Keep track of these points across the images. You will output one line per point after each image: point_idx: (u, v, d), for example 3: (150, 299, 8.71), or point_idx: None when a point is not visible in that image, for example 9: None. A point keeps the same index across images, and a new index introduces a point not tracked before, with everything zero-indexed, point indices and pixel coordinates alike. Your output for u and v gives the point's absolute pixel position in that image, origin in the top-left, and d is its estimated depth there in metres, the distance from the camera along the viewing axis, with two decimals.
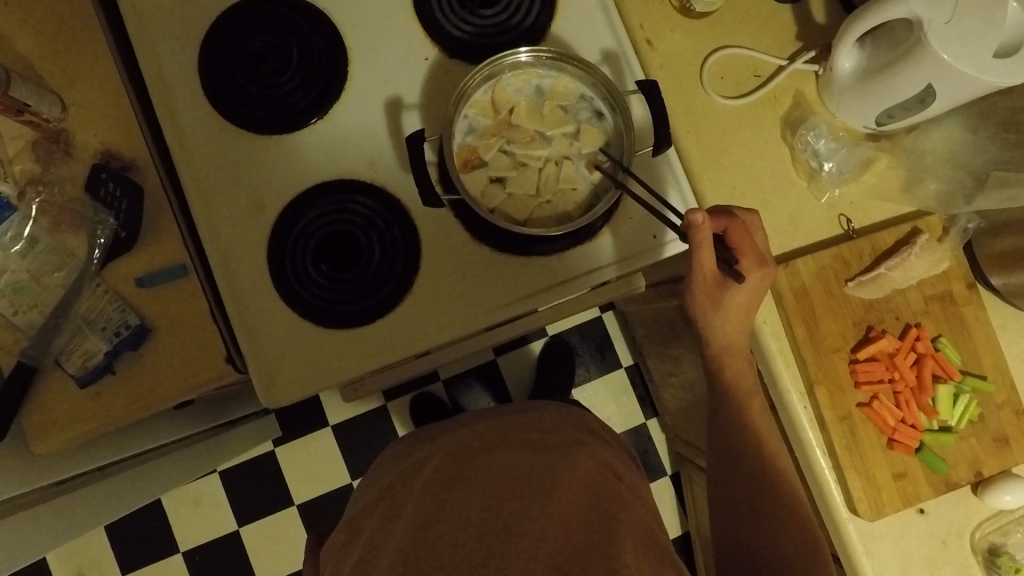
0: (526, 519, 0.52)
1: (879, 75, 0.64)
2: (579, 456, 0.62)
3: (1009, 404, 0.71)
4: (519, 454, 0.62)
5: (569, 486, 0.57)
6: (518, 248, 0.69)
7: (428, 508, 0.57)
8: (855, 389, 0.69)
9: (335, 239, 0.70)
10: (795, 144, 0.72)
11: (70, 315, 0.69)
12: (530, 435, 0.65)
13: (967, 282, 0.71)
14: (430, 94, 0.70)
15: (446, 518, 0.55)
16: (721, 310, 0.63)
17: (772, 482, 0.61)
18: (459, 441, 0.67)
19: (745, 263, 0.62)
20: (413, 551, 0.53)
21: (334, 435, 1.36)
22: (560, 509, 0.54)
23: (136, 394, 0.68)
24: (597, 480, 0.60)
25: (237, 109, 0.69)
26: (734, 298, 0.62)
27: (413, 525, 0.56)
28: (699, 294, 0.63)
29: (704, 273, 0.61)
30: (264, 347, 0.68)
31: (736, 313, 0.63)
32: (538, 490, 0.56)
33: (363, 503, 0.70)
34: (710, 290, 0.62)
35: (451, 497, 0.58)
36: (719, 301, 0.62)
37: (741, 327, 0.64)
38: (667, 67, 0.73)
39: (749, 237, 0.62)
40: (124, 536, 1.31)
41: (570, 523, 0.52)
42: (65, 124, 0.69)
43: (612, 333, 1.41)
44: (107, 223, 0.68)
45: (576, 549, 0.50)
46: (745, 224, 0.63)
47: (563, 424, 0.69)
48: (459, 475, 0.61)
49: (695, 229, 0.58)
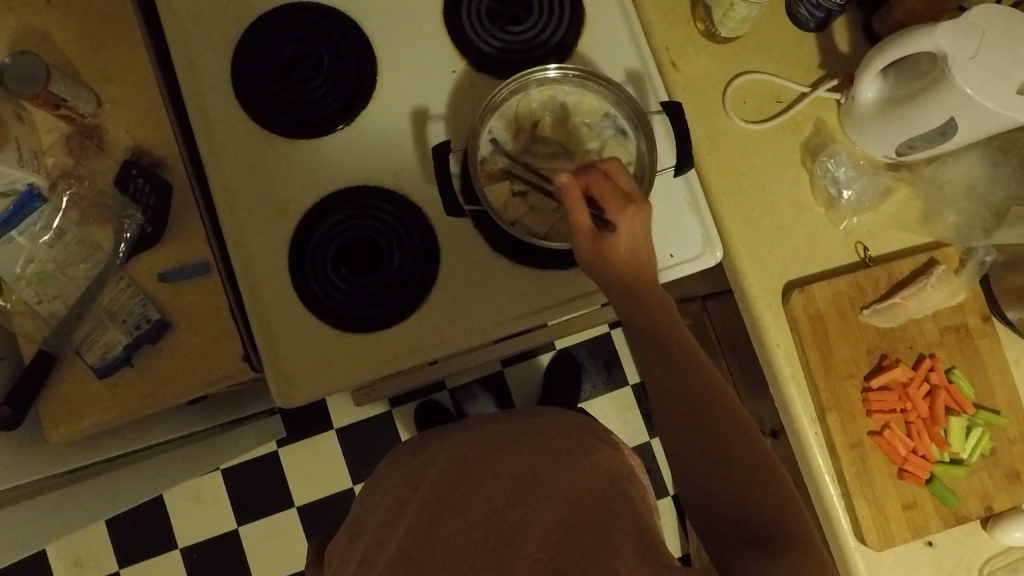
0: (530, 523, 0.52)
1: (902, 106, 0.65)
2: (585, 461, 0.62)
3: (1021, 439, 0.70)
4: (524, 457, 0.62)
5: (574, 493, 0.57)
6: (536, 261, 0.70)
7: (432, 509, 0.57)
8: (867, 417, 0.69)
9: (355, 243, 0.71)
10: (815, 170, 0.72)
11: (92, 307, 0.69)
12: (535, 441, 0.65)
13: (982, 315, 0.71)
14: (456, 106, 0.71)
15: (449, 519, 0.55)
16: (609, 264, 0.57)
17: (735, 435, 0.49)
18: (465, 443, 0.67)
19: (614, 210, 0.57)
20: (416, 553, 0.53)
21: (338, 439, 1.36)
22: (564, 513, 0.54)
23: (151, 388, 0.69)
24: (601, 485, 0.60)
25: (267, 112, 0.70)
26: (614, 250, 0.57)
27: (417, 525, 0.56)
28: (585, 255, 0.58)
29: (579, 230, 0.57)
30: (279, 345, 0.68)
31: (626, 264, 0.57)
32: (542, 494, 0.56)
33: (368, 502, 0.70)
34: (590, 249, 0.58)
35: (456, 499, 0.58)
36: (604, 256, 0.57)
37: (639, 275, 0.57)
38: (691, 90, 0.74)
39: (611, 181, 0.57)
40: (124, 530, 1.31)
41: (573, 527, 0.52)
42: (99, 120, 0.71)
43: (621, 349, 1.42)
44: (135, 217, 0.69)
45: (578, 551, 0.50)
46: (605, 172, 0.58)
47: (567, 429, 0.69)
48: (464, 477, 0.61)
49: (564, 190, 0.57)
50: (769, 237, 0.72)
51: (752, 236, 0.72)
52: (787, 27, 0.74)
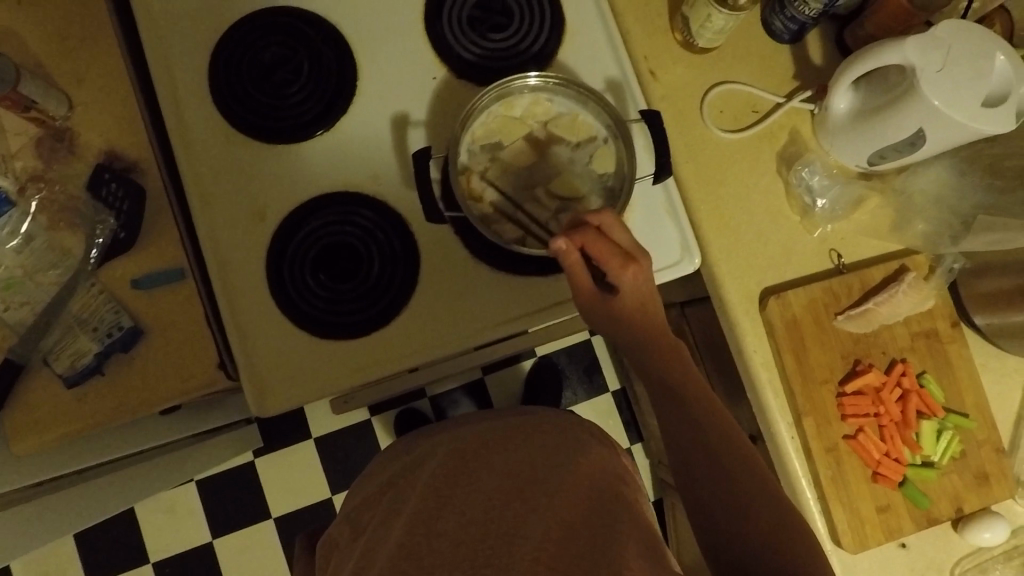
0: (529, 522, 0.51)
1: (874, 117, 0.66)
2: (583, 454, 0.60)
3: (989, 442, 0.72)
4: (523, 451, 0.60)
5: (573, 487, 0.55)
6: (516, 267, 0.70)
7: (429, 504, 0.56)
8: (841, 421, 0.70)
9: (334, 250, 0.70)
10: (790, 179, 0.74)
11: (61, 314, 0.66)
12: (532, 431, 0.63)
13: (951, 320, 0.73)
14: (436, 112, 0.71)
15: (448, 514, 0.54)
16: (618, 321, 0.59)
17: None
18: (460, 436, 0.65)
19: (611, 269, 0.57)
20: (415, 549, 0.52)
21: (317, 447, 1.34)
22: (564, 509, 0.53)
23: (123, 398, 0.66)
24: (598, 476, 0.58)
25: (244, 117, 0.69)
26: (624, 307, 0.58)
27: (415, 520, 0.55)
28: (591, 312, 0.60)
29: (581, 290, 0.59)
30: (257, 353, 0.68)
31: (635, 316, 0.58)
32: (542, 490, 0.54)
33: (366, 493, 0.69)
34: (596, 306, 0.59)
35: (454, 492, 0.57)
36: (609, 314, 0.59)
37: (652, 327, 0.59)
38: (668, 98, 0.75)
39: (608, 245, 0.57)
40: (93, 544, 1.27)
41: (570, 525, 0.51)
42: (70, 123, 0.68)
43: (602, 356, 1.42)
44: (107, 222, 0.66)
45: (580, 551, 0.49)
46: (601, 232, 0.57)
47: (565, 419, 0.67)
48: (460, 469, 0.59)
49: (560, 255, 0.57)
50: (746, 244, 0.73)
51: (730, 243, 0.73)
52: (761, 38, 0.76)
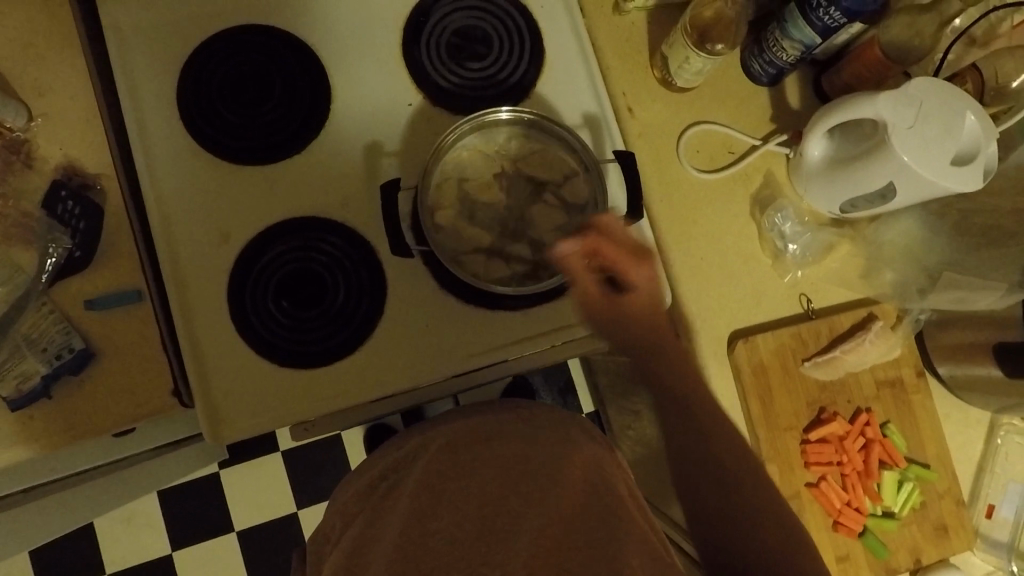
0: (525, 519, 0.48)
1: (847, 166, 0.66)
2: (576, 451, 0.57)
3: (949, 493, 0.72)
4: (518, 445, 0.57)
5: (572, 483, 0.53)
6: (485, 301, 0.69)
7: (421, 502, 0.53)
8: (804, 469, 0.70)
9: (299, 276, 0.68)
10: (763, 223, 0.74)
11: (8, 333, 0.63)
12: (527, 427, 0.61)
13: (916, 369, 0.73)
14: (409, 140, 0.70)
15: (442, 512, 0.51)
16: (624, 325, 0.55)
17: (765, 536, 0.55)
18: (451, 427, 0.61)
19: (624, 272, 0.53)
20: (409, 549, 0.49)
21: (283, 461, 1.32)
22: (560, 506, 0.50)
23: (71, 422, 0.64)
24: (596, 469, 0.56)
25: (213, 136, 0.68)
26: (635, 310, 0.54)
27: (408, 519, 0.52)
28: (594, 319, 0.56)
29: (588, 298, 0.55)
30: (216, 379, 0.66)
31: (639, 324, 0.55)
32: (536, 486, 0.52)
33: (354, 491, 0.65)
34: (606, 314, 0.55)
35: (447, 488, 0.54)
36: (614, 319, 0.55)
37: (655, 333, 0.55)
38: (645, 136, 0.74)
39: (620, 246, 0.53)
40: (46, 554, 1.23)
41: (568, 522, 0.48)
42: (29, 135, 0.65)
43: (577, 378, 1.42)
44: (61, 241, 0.64)
45: (579, 546, 0.46)
46: (605, 230, 0.53)
47: (558, 416, 0.65)
48: (454, 464, 0.56)
49: (567, 259, 0.54)
50: (718, 285, 0.73)
51: (702, 284, 0.72)
52: (740, 80, 0.76)
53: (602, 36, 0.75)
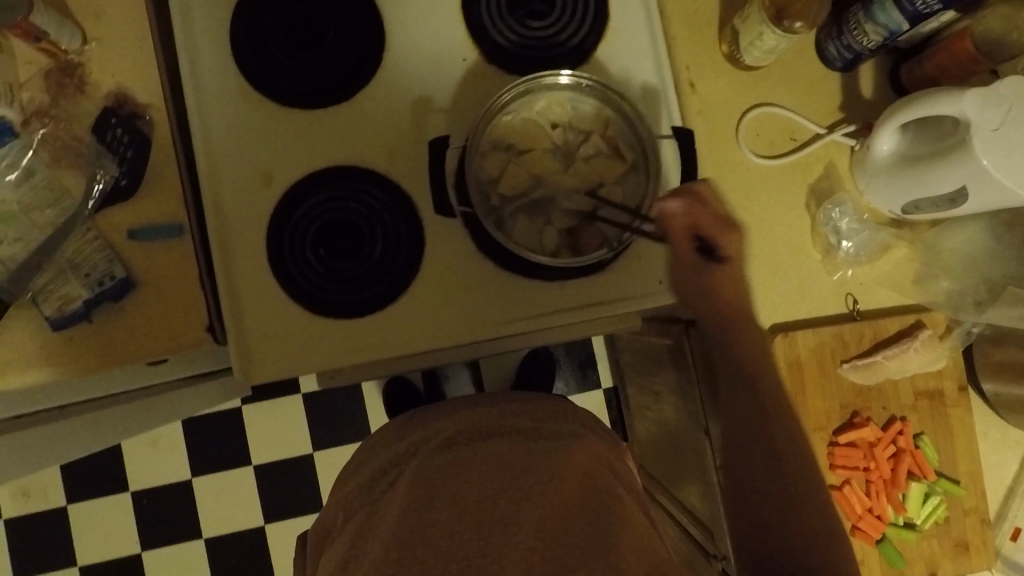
0: (522, 510, 0.49)
1: (918, 165, 0.63)
2: (575, 447, 0.58)
3: (975, 511, 0.70)
4: (517, 441, 0.57)
5: (570, 476, 0.53)
6: (521, 269, 0.67)
7: (419, 490, 0.53)
8: (828, 471, 0.69)
9: (338, 226, 0.67)
10: (817, 216, 0.71)
11: (55, 254, 0.64)
12: (526, 425, 0.61)
13: (959, 384, 0.71)
14: (461, 97, 0.68)
15: (440, 503, 0.51)
16: (710, 296, 0.54)
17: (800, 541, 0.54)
18: (454, 423, 0.62)
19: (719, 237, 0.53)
20: (409, 539, 0.49)
21: (303, 404, 1.34)
22: (558, 496, 0.50)
23: (106, 348, 0.65)
24: (594, 465, 0.57)
25: (262, 75, 0.67)
26: (728, 287, 0.54)
27: (406, 508, 0.51)
28: (685, 288, 0.55)
29: (681, 262, 0.55)
30: (248, 322, 0.67)
31: (729, 292, 0.54)
32: (537, 479, 0.52)
33: (355, 482, 0.66)
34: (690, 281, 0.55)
35: (447, 482, 0.53)
36: (704, 289, 0.54)
37: (745, 305, 0.54)
38: (705, 113, 0.71)
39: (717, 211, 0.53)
40: (75, 466, 1.29)
41: (564, 514, 0.49)
42: (82, 59, 0.65)
43: (598, 352, 1.41)
44: (109, 168, 0.65)
45: (575, 537, 0.48)
46: (701, 196, 0.53)
47: (562, 416, 0.65)
48: (452, 459, 0.55)
49: (669, 221, 0.54)
50: (761, 277, 0.70)
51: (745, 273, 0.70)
52: (812, 63, 0.72)
53: (671, 3, 0.72)
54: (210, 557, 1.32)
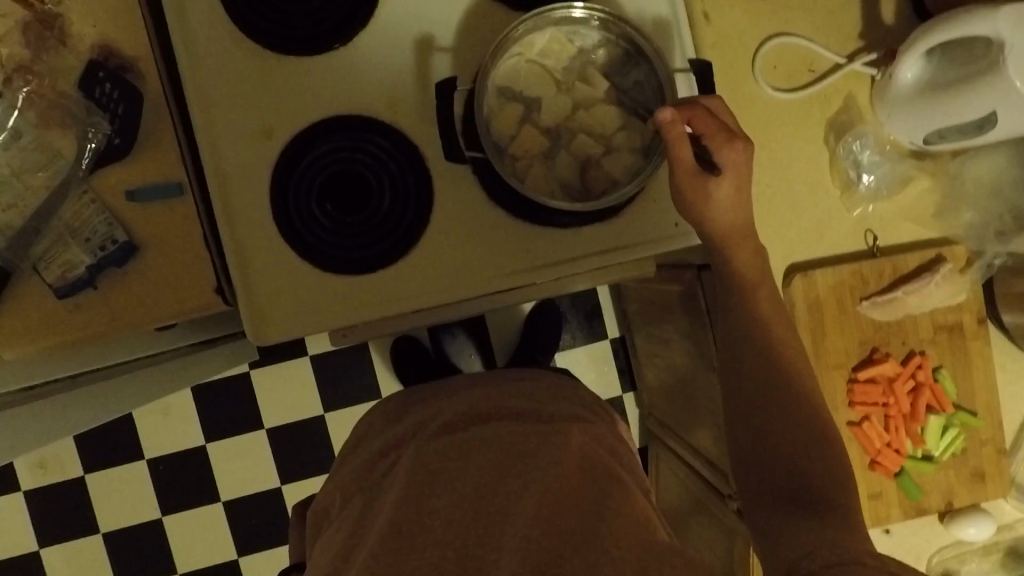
0: (518, 499, 0.52)
1: (943, 92, 0.60)
2: (572, 433, 0.61)
3: (992, 441, 0.71)
4: (514, 428, 0.60)
5: (567, 463, 0.56)
6: (533, 216, 0.65)
7: (418, 478, 0.55)
8: (848, 408, 0.69)
9: (343, 178, 0.65)
10: (837, 150, 0.69)
11: (52, 220, 0.62)
12: (522, 410, 0.64)
13: (978, 317, 0.70)
14: (464, 37, 0.65)
15: (438, 492, 0.54)
16: (711, 204, 0.57)
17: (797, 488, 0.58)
18: (452, 409, 0.64)
19: (716, 145, 0.57)
20: (406, 525, 0.51)
21: (311, 366, 1.34)
22: (555, 485, 0.53)
23: (113, 314, 0.63)
24: (590, 452, 0.60)
25: (254, 20, 0.63)
26: (723, 192, 0.57)
27: (406, 496, 0.54)
28: (684, 194, 0.58)
29: (682, 168, 0.57)
30: (256, 282, 0.65)
31: (725, 199, 0.57)
32: (534, 467, 0.55)
33: (354, 465, 0.68)
34: (692, 187, 0.57)
35: (445, 468, 0.56)
36: (702, 193, 0.57)
37: (736, 212, 0.58)
38: (720, 46, 0.68)
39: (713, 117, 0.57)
40: (89, 437, 1.30)
41: (560, 502, 0.52)
42: (62, 9, 0.61)
43: (604, 303, 1.40)
44: (100, 126, 0.62)
45: (570, 524, 0.50)
46: (708, 109, 0.57)
47: (558, 402, 0.68)
48: (452, 444, 0.59)
49: (666, 127, 0.56)
50: (779, 216, 0.69)
51: (762, 214, 0.69)
52: None
53: None
54: (231, 518, 1.34)
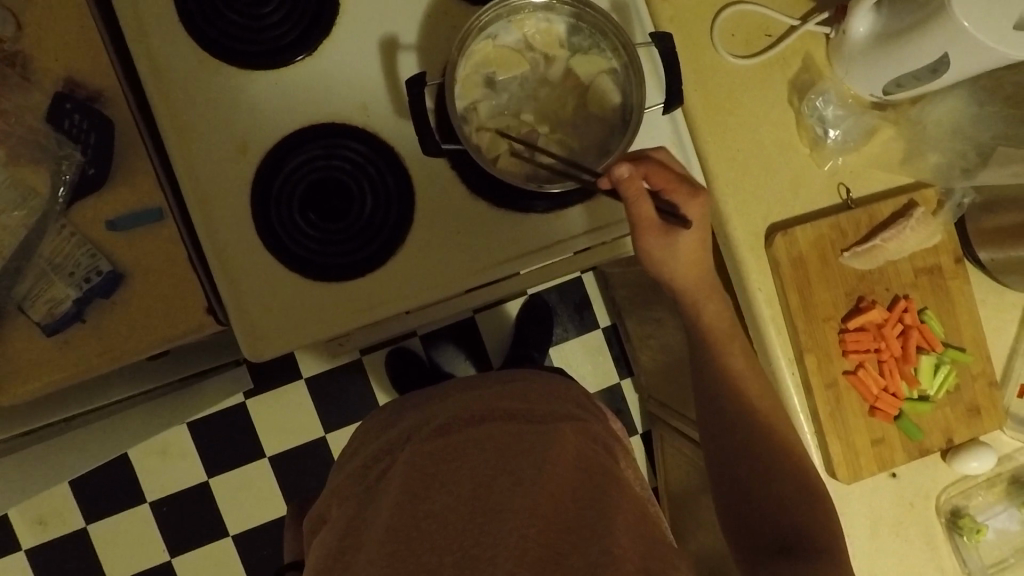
0: (513, 498, 0.52)
1: (895, 41, 0.62)
2: (566, 427, 0.62)
3: (983, 375, 0.73)
4: (508, 426, 0.61)
5: (562, 456, 0.58)
6: (515, 203, 0.66)
7: (412, 483, 0.56)
8: (842, 357, 0.70)
9: (323, 187, 0.66)
10: (802, 109, 0.71)
11: (33, 257, 0.62)
12: (517, 408, 0.64)
13: (955, 256, 0.72)
14: (428, 35, 0.66)
15: (434, 495, 0.55)
16: (676, 254, 0.60)
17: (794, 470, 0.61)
18: (443, 411, 0.65)
19: (677, 198, 0.60)
20: (402, 530, 0.52)
21: (307, 388, 1.33)
22: (551, 480, 0.54)
23: (104, 346, 0.62)
24: (586, 447, 0.61)
25: (217, 39, 0.63)
26: (685, 243, 0.60)
27: (400, 502, 0.54)
28: (650, 247, 0.60)
29: (646, 225, 0.59)
30: (246, 297, 0.64)
31: (690, 250, 0.61)
32: (529, 463, 0.56)
33: (349, 471, 0.68)
34: (657, 241, 0.60)
35: (441, 471, 0.57)
36: (669, 246, 0.60)
37: (697, 263, 0.62)
38: (678, 20, 0.70)
39: (670, 172, 0.60)
40: (88, 486, 1.28)
41: (556, 498, 0.53)
42: (23, 46, 0.61)
43: (592, 293, 1.41)
44: (73, 158, 0.61)
45: (569, 525, 0.51)
46: (660, 164, 0.60)
47: (552, 397, 0.68)
48: (447, 447, 0.59)
49: (624, 184, 0.57)
50: (753, 179, 0.70)
51: (737, 179, 0.70)
52: None
53: None
54: (242, 552, 1.32)
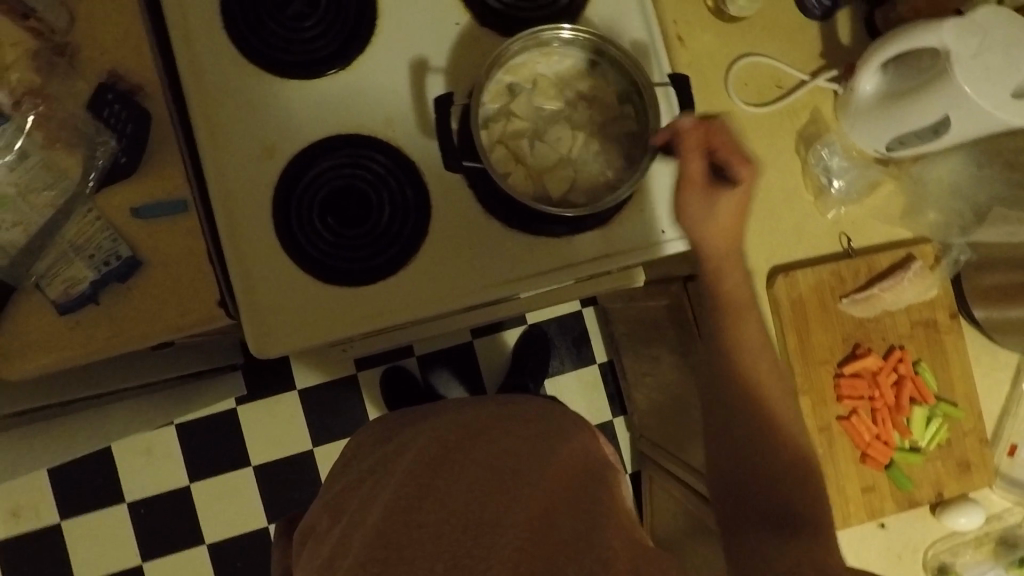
0: (508, 512, 0.52)
1: (900, 101, 0.65)
2: (564, 449, 0.62)
3: (974, 432, 0.74)
4: (506, 444, 0.61)
5: (558, 476, 0.58)
6: (528, 225, 0.68)
7: (407, 493, 0.56)
8: (836, 402, 0.71)
9: (345, 194, 0.68)
10: (808, 158, 0.74)
11: (56, 237, 0.64)
12: (517, 428, 0.64)
13: (950, 312, 0.74)
14: (457, 59, 0.69)
15: (428, 505, 0.55)
16: (714, 217, 0.59)
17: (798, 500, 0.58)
18: (439, 424, 0.65)
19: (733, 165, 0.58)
20: (394, 537, 0.52)
21: (300, 399, 1.33)
22: (546, 498, 0.54)
23: (114, 329, 0.63)
24: (583, 472, 0.61)
25: (256, 46, 0.67)
26: (727, 205, 0.58)
27: (394, 510, 0.55)
28: (689, 204, 0.60)
29: (692, 178, 0.59)
30: (259, 295, 0.66)
31: (728, 219, 0.59)
32: (525, 481, 0.56)
33: (345, 482, 0.68)
34: (698, 197, 0.59)
35: (436, 483, 0.57)
36: (709, 204, 0.59)
37: (733, 234, 0.60)
38: (695, 66, 0.73)
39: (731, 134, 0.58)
40: (68, 480, 1.26)
41: (551, 514, 0.53)
42: (73, 38, 0.65)
43: (591, 327, 1.42)
44: (108, 145, 0.64)
45: (562, 538, 0.51)
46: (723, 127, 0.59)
47: (551, 417, 0.68)
48: (443, 459, 0.60)
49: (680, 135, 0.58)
50: (758, 221, 0.73)
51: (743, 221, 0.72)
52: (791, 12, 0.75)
53: None
54: (216, 562, 1.29)
